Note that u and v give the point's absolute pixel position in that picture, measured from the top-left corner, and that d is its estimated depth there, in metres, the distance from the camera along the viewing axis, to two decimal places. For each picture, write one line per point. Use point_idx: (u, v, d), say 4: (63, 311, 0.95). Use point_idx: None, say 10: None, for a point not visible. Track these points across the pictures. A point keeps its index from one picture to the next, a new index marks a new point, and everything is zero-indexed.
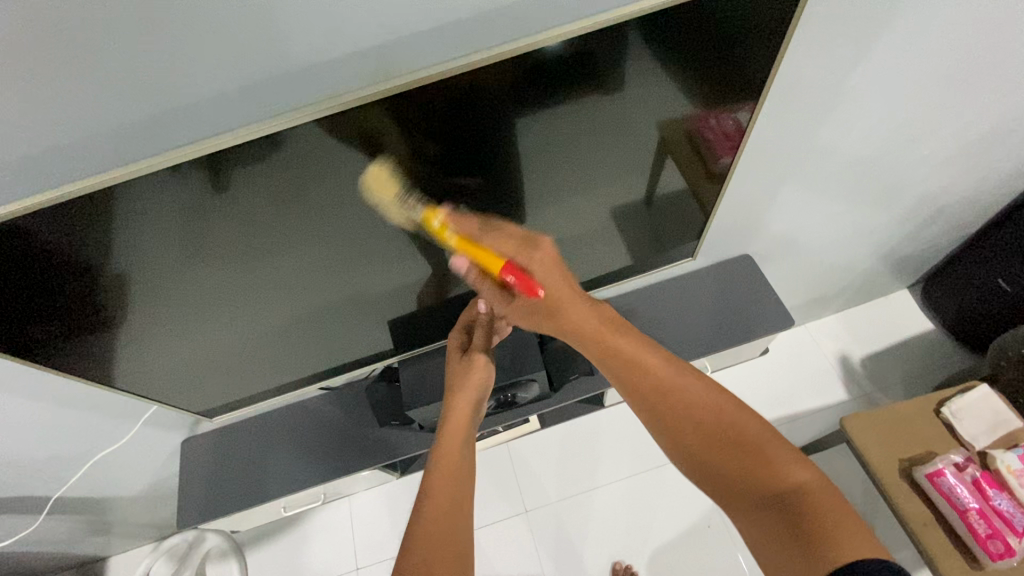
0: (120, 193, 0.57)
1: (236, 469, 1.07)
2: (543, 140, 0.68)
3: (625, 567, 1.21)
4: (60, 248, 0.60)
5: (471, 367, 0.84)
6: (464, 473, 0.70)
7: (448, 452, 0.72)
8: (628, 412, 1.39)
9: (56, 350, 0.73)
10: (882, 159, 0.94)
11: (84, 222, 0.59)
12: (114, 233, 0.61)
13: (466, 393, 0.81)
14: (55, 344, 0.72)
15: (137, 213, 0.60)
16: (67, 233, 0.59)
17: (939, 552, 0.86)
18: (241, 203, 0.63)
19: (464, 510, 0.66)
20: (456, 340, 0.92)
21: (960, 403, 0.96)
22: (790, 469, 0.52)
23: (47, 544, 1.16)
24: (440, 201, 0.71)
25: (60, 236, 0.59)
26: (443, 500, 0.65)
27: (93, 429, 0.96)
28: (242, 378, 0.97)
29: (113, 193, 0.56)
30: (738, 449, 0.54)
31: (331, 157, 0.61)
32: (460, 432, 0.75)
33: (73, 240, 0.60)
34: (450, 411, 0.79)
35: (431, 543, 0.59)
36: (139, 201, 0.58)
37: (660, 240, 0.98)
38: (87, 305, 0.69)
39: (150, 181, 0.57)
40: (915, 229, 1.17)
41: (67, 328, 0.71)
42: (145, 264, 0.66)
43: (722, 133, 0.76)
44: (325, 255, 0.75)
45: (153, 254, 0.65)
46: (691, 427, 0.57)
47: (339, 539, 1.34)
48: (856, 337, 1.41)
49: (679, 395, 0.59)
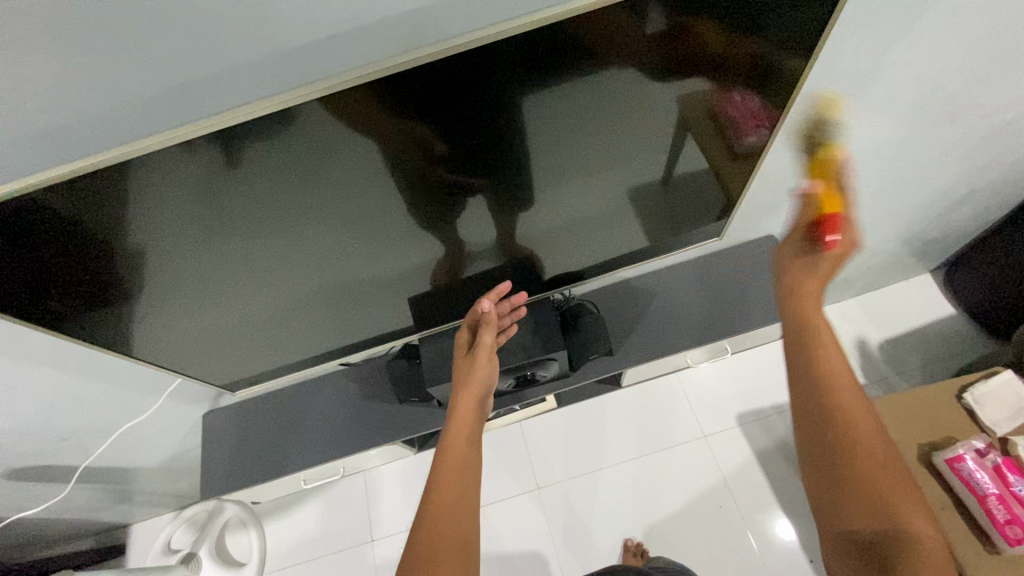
0: (135, 167, 0.56)
1: (256, 442, 1.09)
2: (560, 117, 0.66)
3: (635, 544, 1.22)
4: (76, 223, 0.60)
5: (475, 364, 0.85)
6: (469, 473, 0.69)
7: (455, 449, 0.72)
8: (642, 393, 1.40)
9: (77, 322, 0.74)
10: (913, 139, 0.91)
11: (99, 197, 0.58)
12: (130, 207, 0.60)
13: (471, 390, 0.82)
14: (76, 315, 0.73)
15: (152, 186, 0.59)
16: (83, 208, 0.59)
17: (954, 536, 0.86)
18: (256, 178, 0.62)
19: (471, 505, 0.67)
20: (462, 338, 0.92)
21: (982, 389, 0.94)
22: (917, 521, 0.54)
23: (76, 511, 1.20)
24: (459, 177, 0.70)
25: (77, 210, 0.59)
26: (448, 502, 0.65)
27: (117, 402, 0.97)
28: (262, 352, 0.98)
29: (128, 167, 0.56)
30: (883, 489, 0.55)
31: (347, 133, 0.60)
32: (464, 433, 0.74)
33: (89, 214, 0.60)
34: (455, 409, 0.79)
35: (435, 543, 0.61)
36: (155, 175, 0.58)
37: (679, 219, 0.97)
38: (105, 279, 0.69)
39: (164, 155, 0.56)
40: (942, 212, 1.14)
41: (88, 300, 0.71)
42: (160, 237, 0.66)
43: (747, 111, 0.74)
44: (343, 231, 0.75)
45: (168, 228, 0.65)
46: (843, 449, 0.57)
47: (354, 511, 1.37)
48: (875, 321, 1.39)
49: (851, 415, 0.58)
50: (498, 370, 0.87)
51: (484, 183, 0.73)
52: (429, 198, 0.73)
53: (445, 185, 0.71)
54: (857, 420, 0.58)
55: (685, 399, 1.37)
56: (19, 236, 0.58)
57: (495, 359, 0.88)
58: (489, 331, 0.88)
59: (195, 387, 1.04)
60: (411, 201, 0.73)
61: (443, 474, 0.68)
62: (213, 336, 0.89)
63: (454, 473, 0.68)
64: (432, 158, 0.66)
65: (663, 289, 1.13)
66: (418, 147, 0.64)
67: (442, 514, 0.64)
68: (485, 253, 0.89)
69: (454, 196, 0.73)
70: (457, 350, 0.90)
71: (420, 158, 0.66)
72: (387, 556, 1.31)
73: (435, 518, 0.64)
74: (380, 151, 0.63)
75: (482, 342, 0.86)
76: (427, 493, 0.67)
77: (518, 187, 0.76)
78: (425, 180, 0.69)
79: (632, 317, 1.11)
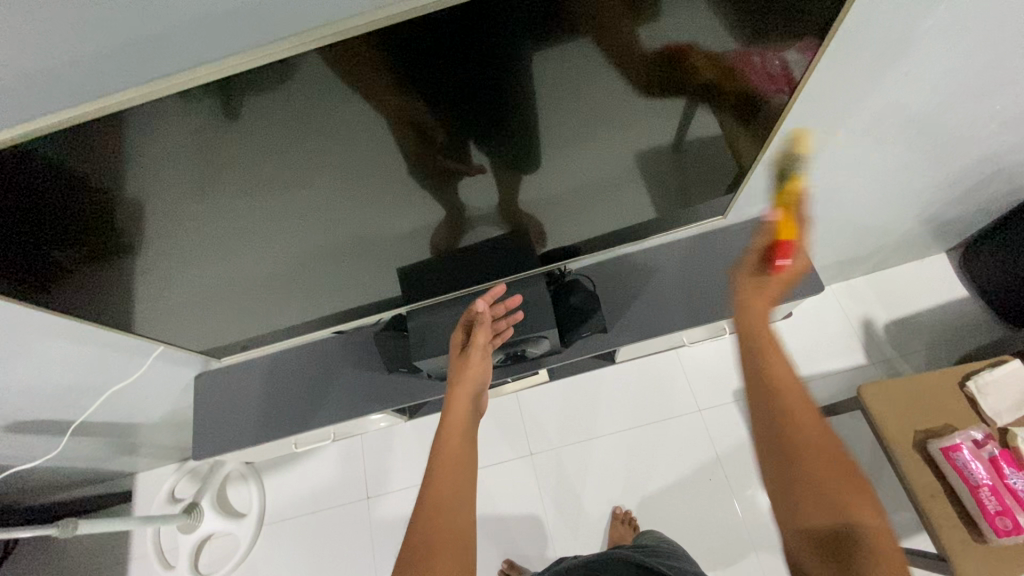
0: (129, 118, 0.53)
1: (250, 403, 1.11)
2: (567, 76, 0.61)
3: (624, 512, 1.24)
4: (71, 172, 0.57)
5: (469, 362, 0.88)
6: (463, 464, 0.71)
7: (451, 439, 0.74)
8: (639, 366, 1.39)
9: (76, 273, 0.73)
10: (943, 115, 0.85)
11: (92, 146, 0.55)
12: (126, 158, 0.58)
13: (464, 387, 0.85)
14: (76, 267, 0.72)
15: (149, 138, 0.56)
16: (76, 158, 0.56)
17: (944, 523, 0.85)
18: (255, 134, 0.59)
19: (468, 498, 0.66)
20: (456, 339, 0.95)
21: (986, 378, 0.93)
22: (865, 511, 0.52)
23: (78, 462, 1.23)
24: (456, 142, 0.66)
25: (72, 161, 0.56)
26: (444, 500, 0.64)
27: (108, 362, 0.98)
28: (255, 312, 0.97)
29: (122, 117, 0.53)
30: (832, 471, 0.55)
31: (339, 94, 0.56)
32: (459, 427, 0.77)
33: (83, 164, 0.57)
34: (450, 405, 0.82)
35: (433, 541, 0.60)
36: (151, 127, 0.55)
37: (687, 189, 0.92)
38: (103, 231, 0.67)
39: (157, 106, 0.53)
40: (965, 192, 1.08)
41: (88, 253, 0.70)
42: (161, 191, 0.63)
43: (765, 75, 0.68)
44: (341, 193, 0.72)
45: (169, 182, 0.62)
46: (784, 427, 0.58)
47: (351, 470, 1.40)
48: (883, 301, 1.36)
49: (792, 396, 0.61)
50: (491, 369, 0.90)
51: (483, 148, 0.69)
52: (426, 165, 0.69)
53: (444, 151, 0.67)
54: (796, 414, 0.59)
55: (682, 374, 1.37)
56: (9, 186, 0.56)
57: (487, 357, 0.91)
58: (482, 332, 0.91)
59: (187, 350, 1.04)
60: (412, 167, 0.69)
61: (439, 473, 0.68)
62: (212, 294, 0.88)
63: (452, 469, 0.69)
64: (430, 121, 0.62)
65: (665, 265, 1.10)
66: (414, 109, 0.60)
67: (441, 510, 0.63)
68: (483, 224, 0.87)
69: (454, 163, 0.70)
70: (452, 348, 0.93)
71: (419, 121, 0.62)
72: (382, 514, 1.35)
73: (434, 515, 0.63)
74: (372, 111, 0.59)
75: (476, 342, 0.90)
76: (424, 494, 0.66)
77: (517, 153, 0.71)
78: (423, 146, 0.66)
79: (630, 294, 1.09)
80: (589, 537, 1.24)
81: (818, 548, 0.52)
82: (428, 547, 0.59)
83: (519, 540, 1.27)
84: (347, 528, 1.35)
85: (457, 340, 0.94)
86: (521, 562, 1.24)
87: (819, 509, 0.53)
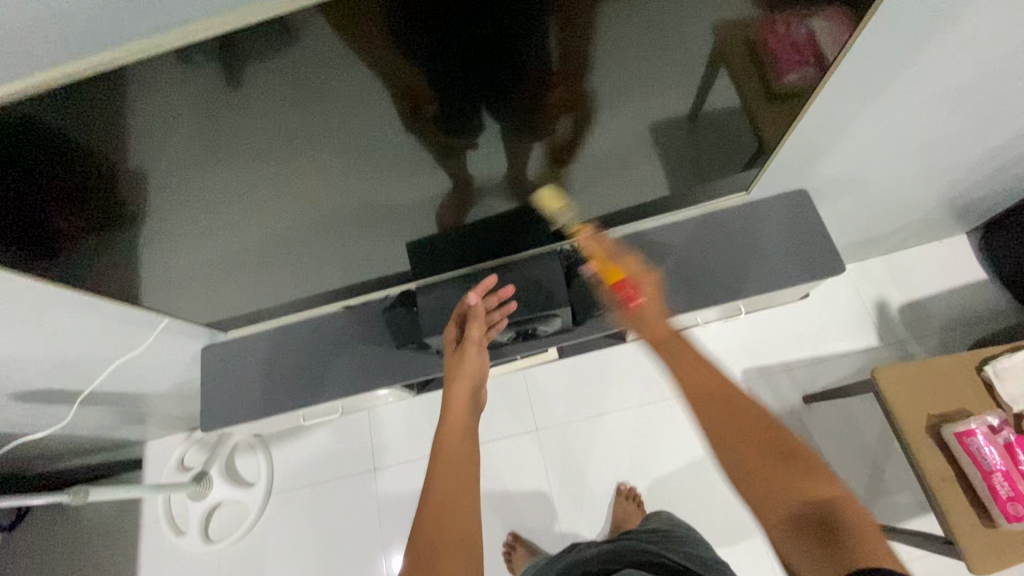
0: (127, 80, 0.50)
1: (258, 376, 1.11)
2: (584, 46, 0.57)
3: (628, 489, 1.25)
4: (68, 137, 0.55)
5: (465, 357, 0.89)
6: (466, 467, 0.72)
7: (451, 442, 0.76)
8: (648, 345, 1.37)
9: (79, 242, 0.71)
10: (978, 92, 0.80)
11: (88, 111, 0.52)
12: (124, 124, 0.55)
13: (463, 384, 0.85)
14: (78, 236, 0.70)
15: (148, 103, 0.53)
16: (73, 122, 0.53)
17: (954, 508, 0.85)
18: (259, 100, 0.56)
19: (468, 500, 0.69)
20: (451, 333, 0.95)
21: (1004, 363, 0.91)
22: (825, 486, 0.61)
23: (88, 431, 1.24)
24: (466, 113, 0.63)
25: (69, 126, 0.54)
26: (447, 499, 0.67)
27: (113, 334, 0.97)
28: (260, 283, 0.96)
29: (118, 80, 0.50)
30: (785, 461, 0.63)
31: (345, 58, 0.53)
32: (458, 425, 0.79)
33: (80, 129, 0.54)
34: (450, 405, 0.83)
35: (438, 544, 0.62)
36: (148, 91, 0.52)
37: (703, 163, 0.89)
38: (105, 199, 0.65)
39: (156, 69, 0.50)
40: (992, 173, 1.04)
41: (90, 222, 0.68)
42: (161, 159, 0.61)
43: (792, 45, 0.64)
44: (347, 162, 0.69)
45: (170, 149, 0.60)
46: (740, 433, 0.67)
47: (357, 441, 1.41)
48: (898, 282, 1.33)
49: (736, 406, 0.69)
50: (487, 361, 0.91)
51: (494, 119, 0.65)
52: (436, 137, 0.67)
53: (454, 122, 0.64)
54: (741, 419, 0.68)
55: (691, 353, 1.35)
56: (5, 151, 0.53)
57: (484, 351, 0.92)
58: (475, 325, 0.92)
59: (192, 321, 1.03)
60: (422, 139, 0.67)
61: (444, 471, 0.71)
62: (217, 266, 0.87)
63: (453, 468, 0.71)
64: (438, 93, 0.59)
65: (679, 243, 1.07)
66: (423, 80, 0.57)
67: (445, 510, 0.66)
68: (493, 196, 0.84)
69: (465, 134, 0.67)
70: (446, 344, 0.94)
71: (427, 90, 0.58)
72: (388, 485, 1.37)
73: (440, 516, 0.65)
74: (378, 78, 0.56)
75: (471, 335, 0.91)
76: (427, 496, 0.68)
77: (529, 125, 0.68)
78: (432, 118, 0.63)
79: (643, 271, 1.06)
80: (593, 512, 1.26)
81: (804, 535, 0.58)
82: (435, 548, 0.61)
83: (524, 514, 1.28)
84: (354, 498, 1.37)
85: (453, 334, 0.95)
86: (526, 535, 1.26)
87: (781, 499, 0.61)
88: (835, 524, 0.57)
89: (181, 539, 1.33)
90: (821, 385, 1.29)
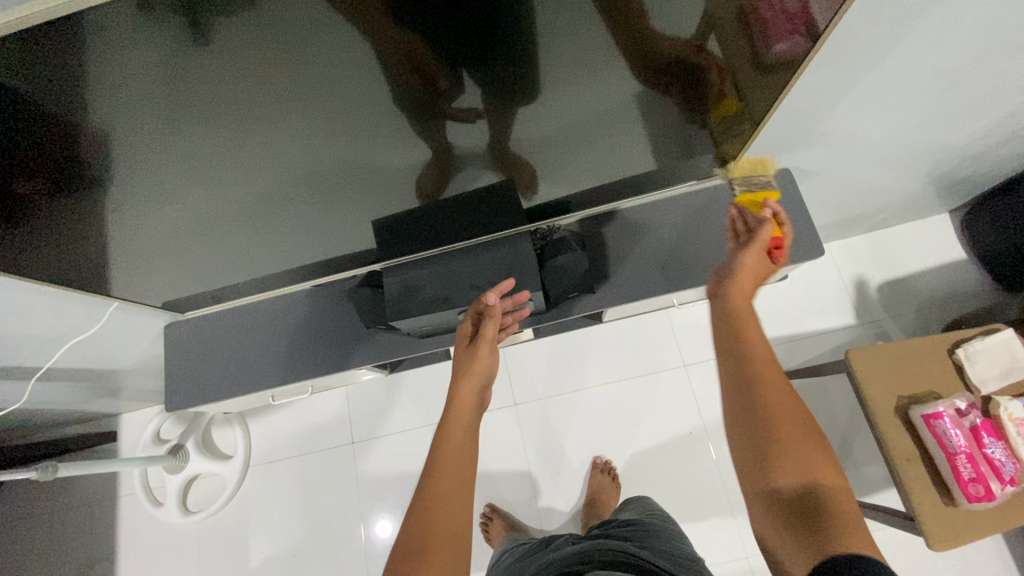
0: (82, 32, 0.45)
1: (229, 353, 1.09)
2: (572, 12, 0.52)
3: (604, 462, 1.27)
4: (21, 92, 0.50)
5: (477, 355, 0.90)
6: (467, 459, 0.74)
7: (455, 437, 0.77)
8: (626, 323, 1.37)
9: (41, 209, 0.67)
10: (972, 70, 0.77)
11: (43, 63, 0.48)
12: (83, 81, 0.50)
13: (472, 380, 0.87)
14: (40, 202, 0.65)
15: (110, 61, 0.48)
16: (27, 76, 0.49)
17: (917, 487, 0.87)
18: (230, 62, 0.51)
19: (465, 493, 0.70)
20: (465, 329, 0.95)
21: (976, 346, 0.92)
22: (824, 469, 0.57)
23: (57, 405, 1.21)
24: (439, 87, 0.59)
25: (25, 82, 0.49)
26: (442, 489, 0.69)
27: (71, 308, 0.93)
28: (228, 255, 0.92)
29: (70, 29, 0.45)
30: (803, 438, 0.59)
31: (318, 15, 0.47)
32: (463, 422, 0.81)
33: (34, 83, 0.49)
34: (457, 398, 0.85)
35: (429, 530, 0.64)
36: (107, 45, 0.47)
37: (689, 137, 0.86)
38: (67, 163, 0.60)
39: (116, 19, 0.45)
40: (979, 153, 1.02)
41: (54, 186, 0.64)
42: (127, 122, 0.56)
43: (783, 12, 0.60)
44: (327, 131, 0.64)
45: (136, 113, 0.55)
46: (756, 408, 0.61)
47: (336, 415, 1.41)
48: (878, 260, 1.33)
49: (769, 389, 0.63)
50: (497, 364, 0.93)
51: (470, 92, 0.61)
52: (411, 109, 0.62)
53: (428, 96, 0.60)
54: (775, 395, 0.62)
55: (671, 332, 1.35)
56: None
57: (495, 351, 0.93)
58: (492, 324, 0.92)
59: (156, 292, 0.99)
60: (398, 111, 0.62)
61: (439, 468, 0.72)
62: (185, 237, 0.83)
63: (449, 465, 0.72)
64: (416, 61, 0.54)
65: (658, 223, 1.06)
66: (396, 45, 0.52)
67: (437, 507, 0.67)
68: (475, 166, 0.79)
69: (443, 107, 0.62)
70: (459, 337, 0.94)
71: (402, 61, 0.54)
72: (369, 457, 1.37)
73: (433, 509, 0.66)
74: (358, 44, 0.51)
75: (485, 335, 0.91)
76: (423, 482, 0.71)
77: (507, 95, 0.63)
78: (405, 92, 0.59)
79: (621, 253, 1.05)
80: (569, 485, 1.28)
81: (789, 509, 0.56)
82: (425, 544, 0.63)
83: (502, 486, 1.30)
84: (334, 470, 1.37)
85: (466, 331, 0.95)
86: (502, 508, 1.28)
87: (789, 472, 0.57)
88: (822, 507, 0.55)
89: (159, 511, 1.32)
90: (796, 362, 1.30)
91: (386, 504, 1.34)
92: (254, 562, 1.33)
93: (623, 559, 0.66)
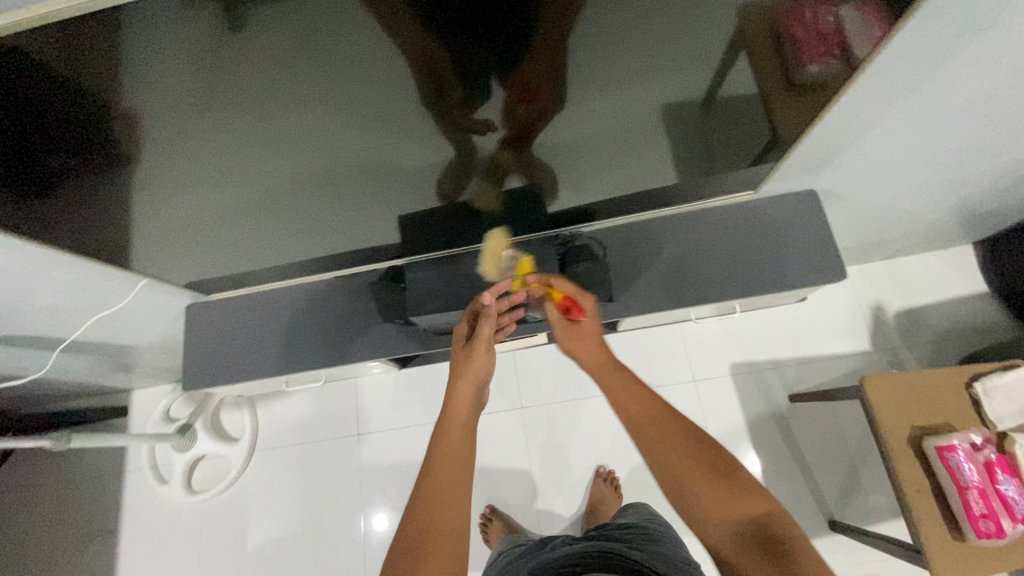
0: (124, 17, 0.47)
1: (246, 336, 1.11)
2: (608, 24, 0.53)
3: (606, 472, 1.27)
4: (63, 70, 0.52)
5: (473, 353, 0.89)
6: (462, 460, 0.74)
7: (450, 437, 0.77)
8: (638, 334, 1.36)
9: (73, 184, 0.69)
10: (1006, 104, 0.76)
11: (87, 45, 0.49)
12: (122, 64, 0.52)
13: (468, 378, 0.86)
14: (73, 177, 0.68)
15: (149, 45, 0.50)
16: (70, 55, 0.50)
17: (924, 520, 0.86)
18: (263, 53, 0.52)
19: (464, 495, 0.70)
20: (462, 329, 0.94)
21: (994, 381, 0.91)
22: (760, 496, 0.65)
23: (73, 377, 1.24)
24: (471, 90, 0.59)
25: (70, 60, 0.51)
26: (442, 489, 0.69)
27: (96, 283, 0.96)
28: (251, 241, 0.94)
29: (113, 14, 0.46)
30: (717, 465, 0.67)
31: (355, 12, 0.48)
32: (458, 424, 0.80)
33: (76, 63, 0.51)
34: (454, 395, 0.84)
35: (428, 531, 0.65)
36: (147, 30, 0.48)
37: (713, 153, 0.86)
38: (102, 141, 0.62)
39: (157, 6, 0.46)
40: (1008, 186, 1.01)
41: (87, 163, 0.66)
42: (161, 105, 0.57)
43: (816, 32, 0.59)
44: (355, 125, 0.65)
45: (170, 97, 0.56)
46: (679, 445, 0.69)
47: (343, 406, 1.42)
48: (897, 288, 1.32)
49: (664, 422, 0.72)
50: (494, 361, 0.92)
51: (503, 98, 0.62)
52: (443, 109, 0.63)
53: (461, 97, 0.61)
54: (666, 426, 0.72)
55: (682, 346, 1.34)
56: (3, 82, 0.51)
57: (491, 351, 0.91)
58: (488, 323, 0.91)
59: (179, 273, 1.02)
60: (428, 111, 0.63)
61: (438, 468, 0.72)
62: (211, 220, 0.84)
63: (447, 464, 0.72)
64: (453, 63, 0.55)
65: (679, 237, 1.06)
66: (429, 46, 0.52)
67: (435, 509, 0.67)
68: (497, 169, 0.79)
69: (474, 110, 0.63)
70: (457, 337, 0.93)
71: (436, 63, 0.55)
72: (373, 449, 1.38)
73: (432, 510, 0.67)
74: (391, 42, 0.52)
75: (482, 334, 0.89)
76: (423, 484, 0.70)
77: (538, 101, 0.64)
78: (438, 95, 0.60)
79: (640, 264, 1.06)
80: (571, 492, 1.28)
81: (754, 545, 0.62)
82: (422, 544, 0.63)
83: (503, 487, 1.30)
84: (337, 460, 1.38)
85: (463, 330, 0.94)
86: (502, 509, 1.28)
87: (737, 509, 0.64)
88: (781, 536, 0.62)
89: (164, 488, 1.35)
90: (807, 385, 1.29)
91: (386, 497, 1.34)
92: (251, 545, 1.34)
93: (621, 559, 0.67)
